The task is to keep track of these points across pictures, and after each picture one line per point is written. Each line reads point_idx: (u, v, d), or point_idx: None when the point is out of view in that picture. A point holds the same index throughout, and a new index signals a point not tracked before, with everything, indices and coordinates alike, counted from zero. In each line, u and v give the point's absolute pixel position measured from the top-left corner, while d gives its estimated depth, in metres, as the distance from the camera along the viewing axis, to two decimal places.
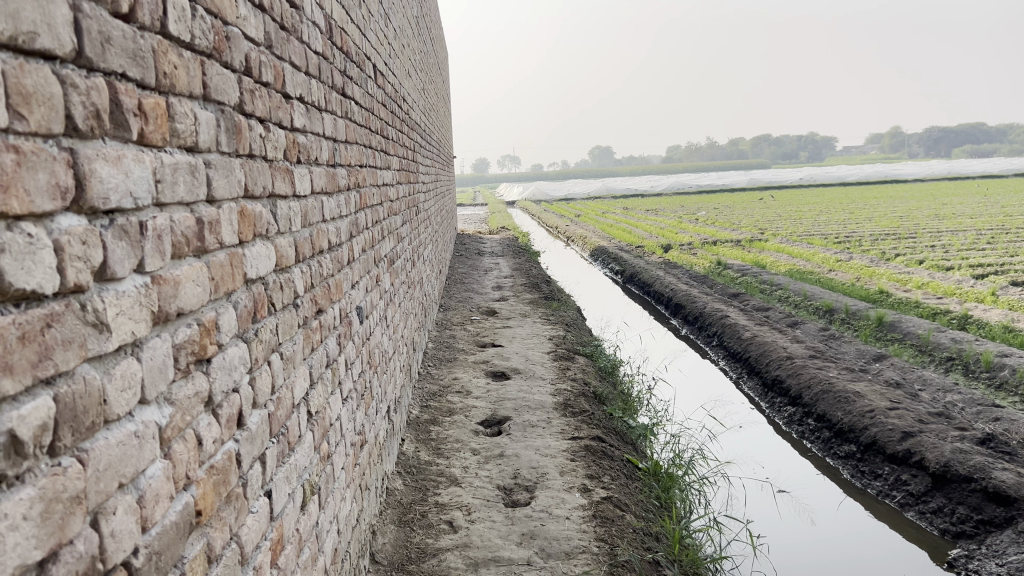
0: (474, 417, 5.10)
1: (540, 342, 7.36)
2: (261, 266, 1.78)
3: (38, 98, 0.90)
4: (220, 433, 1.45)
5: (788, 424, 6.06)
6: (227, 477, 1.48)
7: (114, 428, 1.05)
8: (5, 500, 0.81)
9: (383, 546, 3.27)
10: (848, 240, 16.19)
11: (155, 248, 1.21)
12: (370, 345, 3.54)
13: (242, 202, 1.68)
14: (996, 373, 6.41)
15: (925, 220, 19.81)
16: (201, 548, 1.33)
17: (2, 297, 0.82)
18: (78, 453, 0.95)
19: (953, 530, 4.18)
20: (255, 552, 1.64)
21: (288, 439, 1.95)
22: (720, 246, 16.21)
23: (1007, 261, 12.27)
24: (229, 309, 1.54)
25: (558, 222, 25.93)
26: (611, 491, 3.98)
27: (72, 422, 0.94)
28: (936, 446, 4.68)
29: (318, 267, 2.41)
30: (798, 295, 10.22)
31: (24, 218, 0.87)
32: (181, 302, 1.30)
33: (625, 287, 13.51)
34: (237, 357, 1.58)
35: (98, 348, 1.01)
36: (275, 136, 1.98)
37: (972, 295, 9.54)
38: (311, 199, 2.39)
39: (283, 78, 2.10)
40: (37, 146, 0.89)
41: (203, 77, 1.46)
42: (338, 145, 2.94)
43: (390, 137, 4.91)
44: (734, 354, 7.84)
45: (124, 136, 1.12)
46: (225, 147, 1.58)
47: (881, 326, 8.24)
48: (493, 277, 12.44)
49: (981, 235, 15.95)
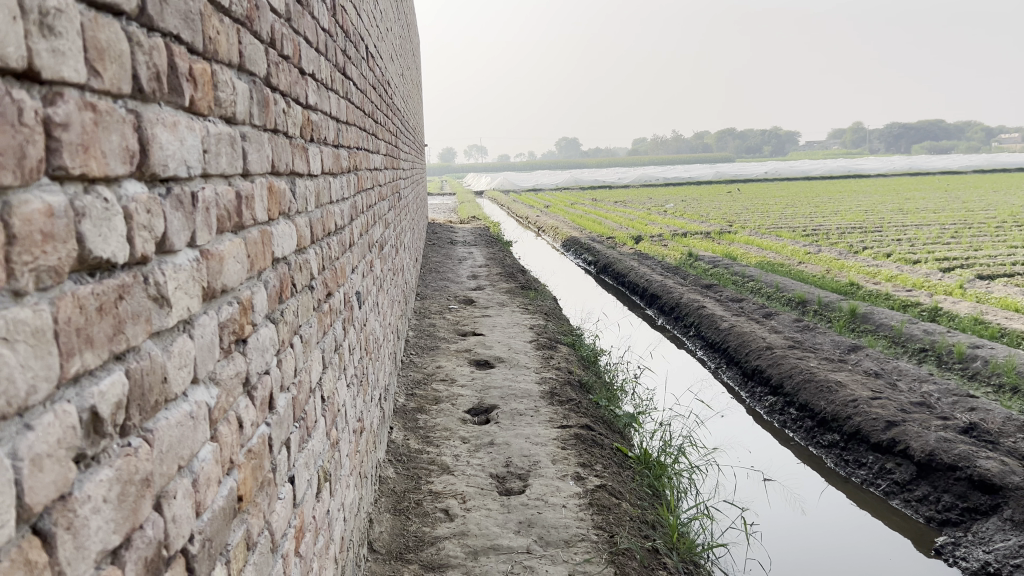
0: (461, 405, 5.06)
1: (520, 331, 7.33)
2: (285, 245, 1.73)
3: (110, 55, 0.84)
4: (255, 415, 1.40)
5: (769, 413, 6.09)
6: (262, 462, 1.43)
7: (172, 408, 1.00)
8: (87, 482, 0.75)
9: (380, 535, 3.23)
10: (816, 233, 16.35)
11: (204, 222, 1.15)
12: (366, 331, 3.48)
13: (269, 177, 1.62)
14: (969, 364, 6.50)
15: (888, 214, 20.07)
16: (242, 535, 1.28)
17: (80, 264, 0.76)
18: (144, 433, 0.90)
19: (938, 518, 4.24)
20: (283, 541, 1.59)
21: (307, 424, 1.91)
22: (690, 238, 16.26)
23: (973, 254, 12.46)
24: (262, 288, 1.49)
25: (529, 213, 25.83)
26: (605, 479, 3.96)
27: (139, 401, 0.89)
28: (920, 435, 4.74)
29: (327, 250, 2.35)
30: (771, 286, 10.29)
31: (98, 181, 0.81)
32: (225, 279, 1.25)
33: (599, 278, 13.51)
34: (268, 338, 1.52)
35: (159, 324, 0.96)
36: (294, 113, 1.93)
37: (941, 288, 9.67)
38: (322, 179, 2.33)
39: (299, 53, 2.03)
40: (109, 106, 0.83)
41: (239, 46, 1.40)
42: (341, 125, 2.87)
43: (378, 120, 4.84)
44: (712, 344, 7.86)
45: (177, 102, 1.06)
46: (256, 120, 1.52)
47: (855, 317, 8.30)
48: (467, 266, 12.37)
49: (945, 229, 16.16)
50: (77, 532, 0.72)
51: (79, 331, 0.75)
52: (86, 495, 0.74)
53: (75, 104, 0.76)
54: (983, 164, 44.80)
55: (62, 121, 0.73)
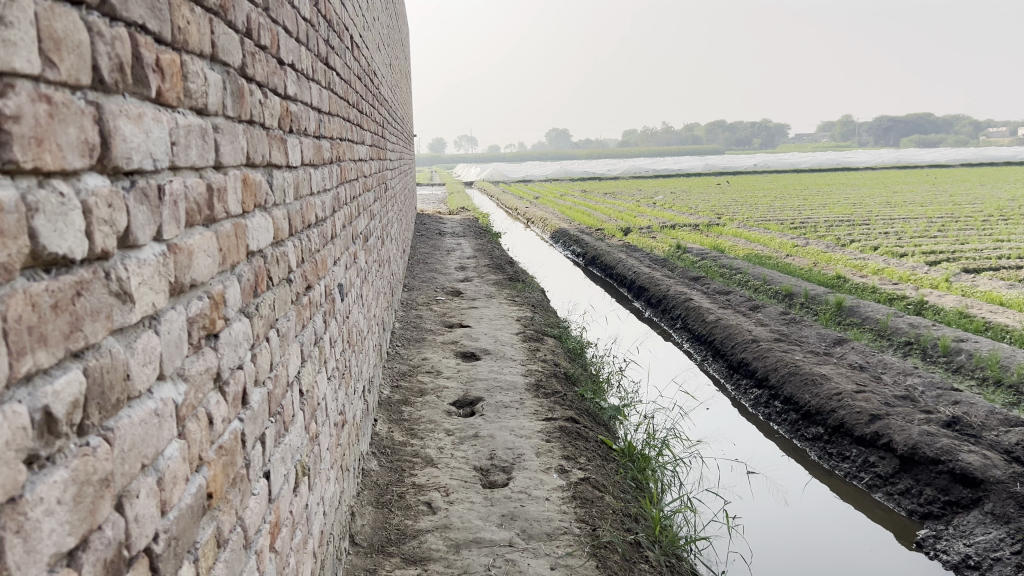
0: (446, 397, 5.05)
1: (507, 323, 7.31)
2: (261, 238, 1.70)
3: (68, 45, 0.82)
4: (227, 411, 1.38)
5: (754, 406, 6.11)
6: (233, 459, 1.41)
7: (136, 405, 0.98)
8: (40, 484, 0.73)
9: (361, 528, 3.22)
10: (805, 225, 16.37)
11: (171, 216, 1.13)
12: (349, 324, 3.46)
13: (244, 169, 1.60)
14: (953, 358, 6.53)
15: (875, 208, 20.16)
16: (211, 533, 1.27)
17: (33, 261, 0.75)
18: (104, 432, 0.88)
19: (920, 511, 4.26)
20: (256, 537, 1.58)
21: (283, 418, 1.89)
22: (678, 230, 16.27)
23: (959, 248, 12.48)
24: (234, 282, 1.47)
25: (518, 204, 25.77)
26: (589, 472, 3.96)
27: (99, 399, 0.87)
28: (903, 429, 4.75)
29: (307, 241, 2.33)
30: (758, 278, 10.31)
31: (55, 174, 0.79)
32: (194, 273, 1.23)
33: (588, 270, 13.51)
34: (242, 333, 1.50)
35: (121, 320, 0.94)
36: (272, 103, 1.90)
37: (926, 281, 9.69)
38: (302, 171, 2.31)
39: (278, 43, 2.01)
40: (67, 98, 0.82)
41: (211, 36, 1.38)
42: (322, 116, 2.83)
43: (364, 110, 4.82)
44: (698, 336, 7.88)
45: (143, 94, 1.04)
46: (230, 111, 1.50)
47: (841, 310, 8.31)
48: (455, 257, 12.36)
49: (933, 223, 16.17)
50: (28, 535, 0.70)
51: (31, 329, 0.73)
52: (38, 498, 0.72)
53: (27, 95, 0.74)
54: (970, 157, 45.02)
55: (13, 115, 0.71)
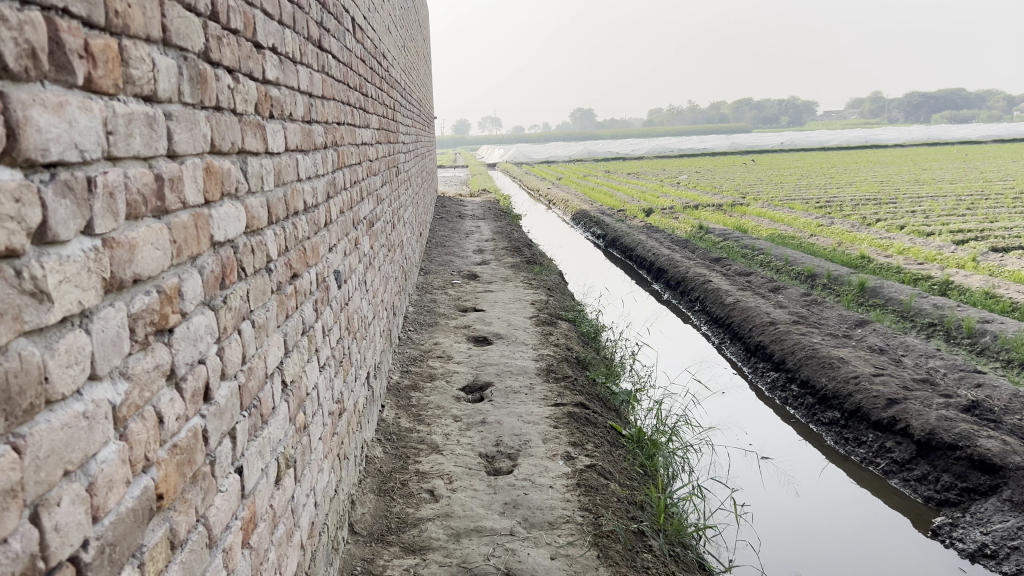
0: (455, 383, 5.01)
1: (522, 306, 7.27)
2: (229, 228, 1.65)
3: None
4: (183, 409, 1.34)
5: (771, 389, 6.02)
6: (192, 456, 1.37)
7: (58, 409, 0.94)
8: None
9: (362, 517, 3.20)
10: (830, 205, 16.11)
11: (107, 208, 1.09)
12: (349, 310, 3.42)
13: (207, 157, 1.55)
14: (977, 339, 6.38)
15: (902, 185, 19.88)
16: (163, 535, 1.23)
17: None
18: (13, 440, 0.84)
19: (937, 498, 4.18)
20: (224, 533, 1.54)
21: (260, 411, 1.84)
22: (701, 210, 16.11)
23: (989, 227, 12.20)
24: (194, 275, 1.42)
25: (540, 185, 25.68)
26: (595, 458, 3.91)
27: (5, 406, 0.83)
28: (921, 413, 4.66)
29: (292, 229, 2.28)
30: (780, 259, 10.14)
31: None
32: (138, 268, 1.18)
33: (608, 252, 13.42)
34: (203, 326, 1.46)
35: (37, 320, 0.90)
36: (245, 88, 1.84)
37: (953, 261, 9.49)
38: (286, 156, 2.26)
39: (254, 26, 1.95)
40: None
41: (162, 19, 1.33)
42: (314, 101, 2.78)
43: (370, 94, 4.76)
44: (716, 319, 7.79)
45: (67, 81, 0.99)
46: (188, 98, 1.45)
47: (863, 291, 8.16)
48: (474, 239, 12.30)
49: (962, 201, 15.83)
50: None
51: None
52: None
53: None
54: (1001, 133, 44.18)
55: None
